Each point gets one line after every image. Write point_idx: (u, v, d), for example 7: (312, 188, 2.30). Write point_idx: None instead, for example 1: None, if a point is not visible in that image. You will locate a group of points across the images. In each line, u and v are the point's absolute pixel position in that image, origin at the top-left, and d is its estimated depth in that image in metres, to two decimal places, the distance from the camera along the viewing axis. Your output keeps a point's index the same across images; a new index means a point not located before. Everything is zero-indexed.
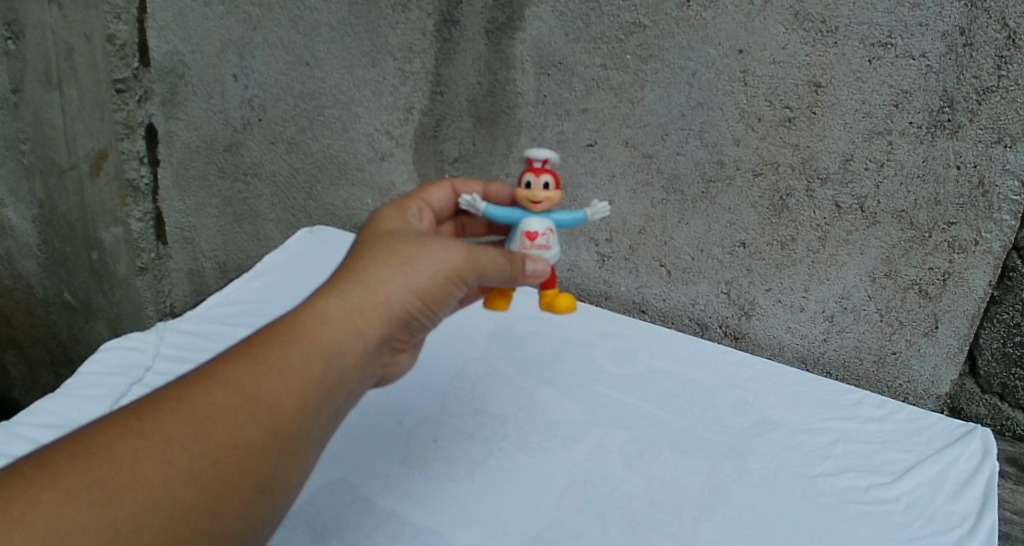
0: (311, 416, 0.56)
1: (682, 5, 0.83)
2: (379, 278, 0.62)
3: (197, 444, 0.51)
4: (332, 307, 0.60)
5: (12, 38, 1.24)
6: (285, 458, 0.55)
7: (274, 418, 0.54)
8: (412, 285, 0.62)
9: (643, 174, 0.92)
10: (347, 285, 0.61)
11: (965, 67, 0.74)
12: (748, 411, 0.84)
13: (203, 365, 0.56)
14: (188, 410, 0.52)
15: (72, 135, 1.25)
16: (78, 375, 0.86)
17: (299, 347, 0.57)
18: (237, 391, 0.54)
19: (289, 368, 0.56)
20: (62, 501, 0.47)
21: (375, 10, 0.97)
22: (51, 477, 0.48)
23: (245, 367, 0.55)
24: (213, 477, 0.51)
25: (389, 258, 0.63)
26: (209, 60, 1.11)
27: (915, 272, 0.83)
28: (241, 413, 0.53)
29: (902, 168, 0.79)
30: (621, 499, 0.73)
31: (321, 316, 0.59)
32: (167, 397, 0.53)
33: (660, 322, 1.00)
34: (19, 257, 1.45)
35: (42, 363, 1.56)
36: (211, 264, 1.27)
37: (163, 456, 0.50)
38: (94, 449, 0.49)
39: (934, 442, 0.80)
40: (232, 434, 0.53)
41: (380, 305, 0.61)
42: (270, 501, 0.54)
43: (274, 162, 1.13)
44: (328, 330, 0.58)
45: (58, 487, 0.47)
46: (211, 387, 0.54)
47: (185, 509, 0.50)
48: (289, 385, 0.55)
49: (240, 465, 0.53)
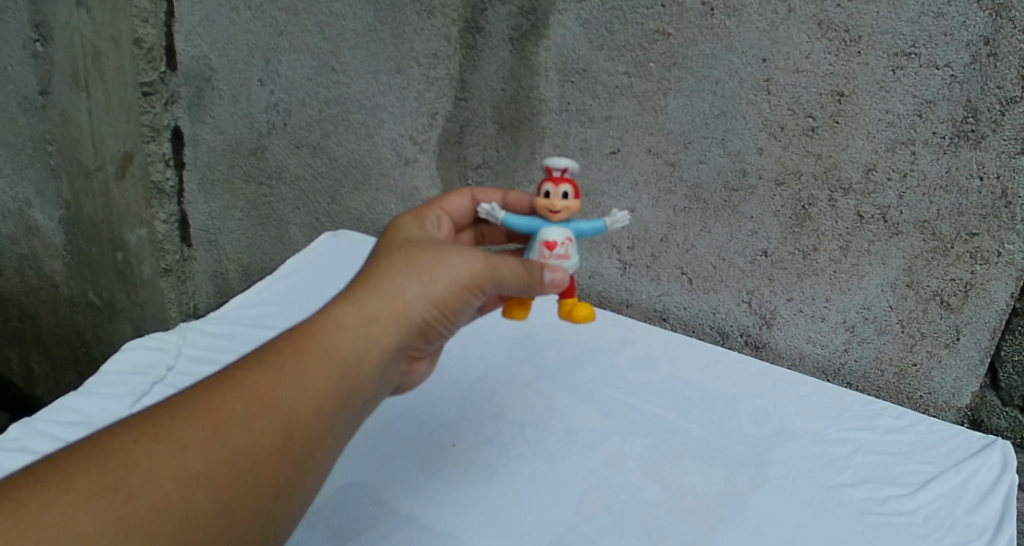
0: (328, 422, 0.57)
1: (705, 14, 0.83)
2: (397, 286, 0.62)
3: (213, 449, 0.52)
4: (349, 315, 0.60)
5: (40, 40, 1.25)
6: (301, 464, 0.55)
7: (291, 424, 0.55)
8: (429, 294, 0.63)
9: (666, 183, 0.92)
10: (365, 292, 0.62)
11: (989, 76, 0.74)
12: (769, 420, 0.84)
13: (221, 371, 0.57)
14: (204, 415, 0.53)
15: (98, 137, 1.27)
16: (101, 373, 0.87)
17: (316, 354, 0.57)
18: (254, 397, 0.54)
19: (305, 374, 0.56)
20: (78, 504, 0.48)
21: (401, 16, 0.98)
22: (68, 479, 0.48)
23: (262, 373, 0.56)
24: (229, 483, 0.52)
25: (407, 266, 0.63)
26: (236, 64, 1.12)
27: (937, 283, 0.83)
28: (257, 419, 0.54)
29: (925, 179, 0.79)
30: (638, 506, 0.73)
31: (339, 323, 0.59)
32: (185, 402, 0.54)
33: (681, 330, 1.00)
34: (45, 257, 1.47)
35: (66, 362, 1.58)
36: (235, 266, 1.28)
37: (179, 460, 0.51)
38: (110, 452, 0.50)
39: (954, 453, 0.80)
40: (249, 439, 0.53)
41: (398, 312, 0.62)
42: (286, 508, 0.55)
43: (298, 166, 1.14)
44: (345, 337, 0.59)
45: (74, 490, 0.48)
46: (228, 392, 0.54)
47: (200, 513, 0.50)
48: (306, 392, 0.56)
49: (255, 470, 0.53)
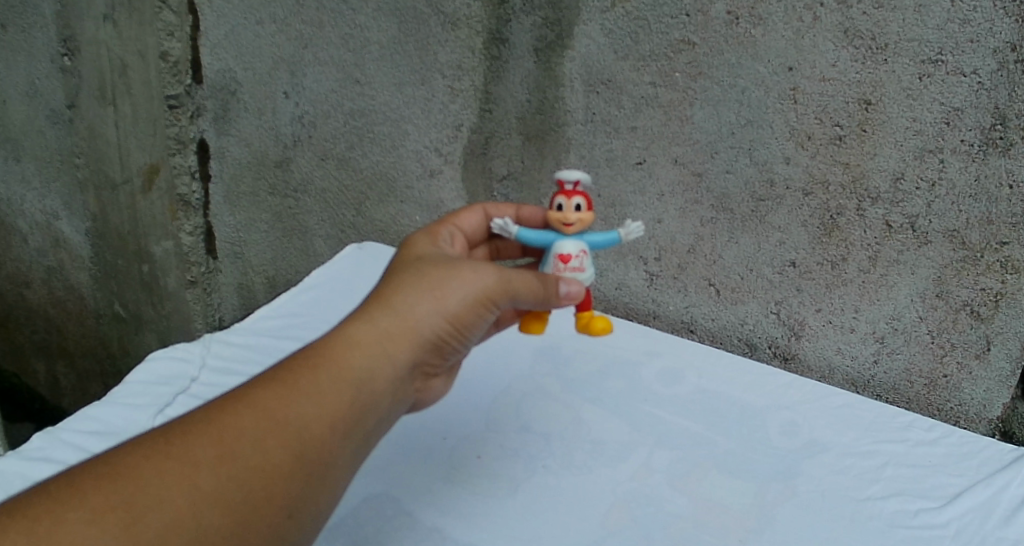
0: (341, 441, 0.56)
1: (731, 23, 0.82)
2: (409, 302, 0.62)
3: (225, 467, 0.52)
4: (362, 332, 0.60)
5: (67, 54, 1.27)
6: (314, 481, 0.55)
7: (304, 441, 0.54)
8: (442, 309, 0.62)
9: (693, 193, 0.91)
10: (377, 309, 0.61)
11: (1017, 83, 0.73)
12: (798, 433, 0.83)
13: (232, 390, 0.56)
14: (216, 433, 0.53)
15: (125, 150, 1.28)
16: (125, 383, 0.87)
17: (329, 371, 0.57)
18: (266, 415, 0.54)
19: (317, 391, 0.56)
20: (89, 522, 0.48)
21: (425, 28, 0.98)
22: (80, 497, 0.48)
23: (274, 391, 0.55)
24: (239, 501, 0.51)
25: (418, 283, 0.63)
26: (261, 77, 1.13)
27: (967, 293, 0.82)
28: (270, 436, 0.54)
29: (953, 188, 0.78)
30: (665, 519, 0.72)
31: (350, 340, 0.59)
32: (197, 420, 0.54)
33: (708, 341, 0.99)
34: (71, 269, 1.48)
35: (92, 374, 1.59)
36: (260, 278, 1.28)
37: (190, 478, 0.51)
38: (122, 470, 0.50)
39: (986, 466, 0.79)
40: (261, 457, 0.53)
41: (410, 329, 0.61)
42: (300, 525, 0.54)
43: (324, 178, 1.15)
44: (358, 354, 0.59)
45: (85, 507, 0.48)
46: (241, 410, 0.54)
47: (210, 531, 0.50)
48: (319, 409, 0.55)
49: (267, 488, 0.53)
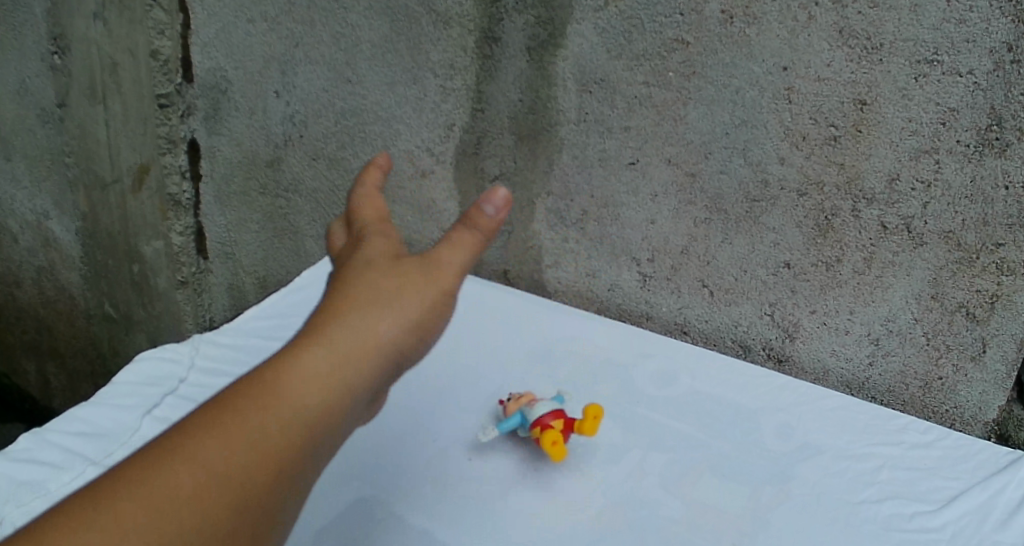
0: (332, 423, 0.56)
1: (725, 22, 0.81)
2: (382, 285, 0.60)
3: (224, 466, 0.52)
4: (340, 317, 0.58)
5: (58, 52, 1.26)
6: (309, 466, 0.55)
7: (295, 431, 0.54)
8: (412, 287, 0.60)
9: (686, 194, 0.91)
10: (354, 293, 0.60)
11: (1013, 84, 0.72)
12: (792, 435, 0.82)
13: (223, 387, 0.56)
14: (214, 434, 0.53)
15: (115, 149, 1.27)
16: (113, 384, 0.86)
17: (313, 359, 0.56)
18: (258, 410, 0.54)
19: (303, 381, 0.55)
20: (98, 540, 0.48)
21: (417, 27, 0.97)
22: (87, 517, 0.49)
23: (263, 385, 0.55)
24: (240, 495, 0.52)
25: (390, 264, 0.61)
26: (253, 76, 1.12)
27: (963, 295, 0.81)
28: (261, 431, 0.53)
29: (949, 188, 0.78)
30: (658, 522, 0.72)
31: (330, 328, 0.58)
32: (195, 422, 0.54)
33: (702, 343, 0.99)
34: (62, 269, 1.47)
35: (82, 374, 1.59)
36: (251, 279, 1.27)
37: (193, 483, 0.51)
38: (126, 485, 0.51)
39: (981, 469, 0.78)
40: (255, 453, 0.53)
41: (388, 309, 0.59)
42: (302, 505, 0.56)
43: (315, 178, 1.14)
44: (338, 340, 0.57)
45: (93, 527, 0.49)
46: (235, 407, 0.54)
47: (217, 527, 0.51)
48: (305, 399, 0.55)
49: (265, 480, 0.53)
